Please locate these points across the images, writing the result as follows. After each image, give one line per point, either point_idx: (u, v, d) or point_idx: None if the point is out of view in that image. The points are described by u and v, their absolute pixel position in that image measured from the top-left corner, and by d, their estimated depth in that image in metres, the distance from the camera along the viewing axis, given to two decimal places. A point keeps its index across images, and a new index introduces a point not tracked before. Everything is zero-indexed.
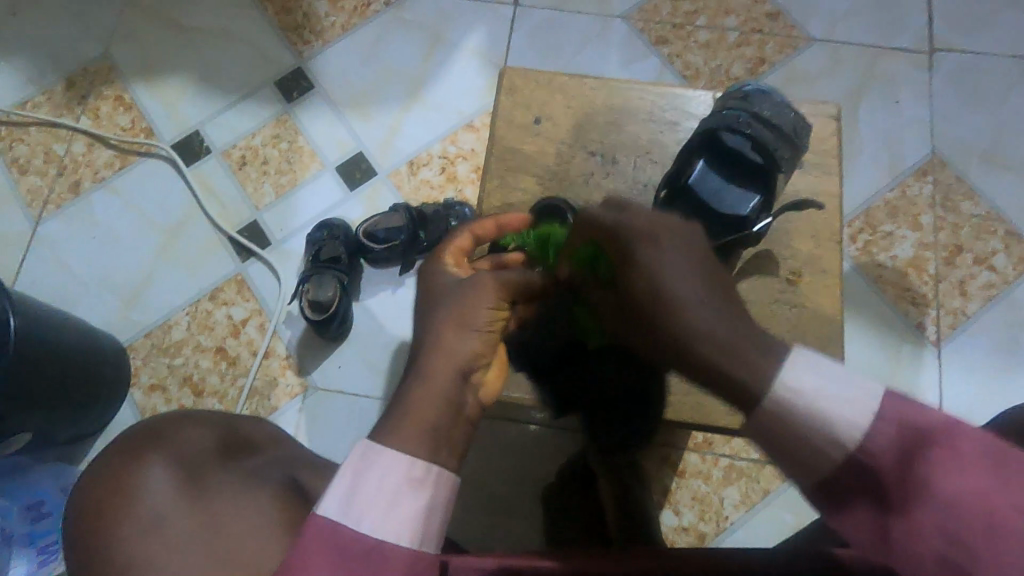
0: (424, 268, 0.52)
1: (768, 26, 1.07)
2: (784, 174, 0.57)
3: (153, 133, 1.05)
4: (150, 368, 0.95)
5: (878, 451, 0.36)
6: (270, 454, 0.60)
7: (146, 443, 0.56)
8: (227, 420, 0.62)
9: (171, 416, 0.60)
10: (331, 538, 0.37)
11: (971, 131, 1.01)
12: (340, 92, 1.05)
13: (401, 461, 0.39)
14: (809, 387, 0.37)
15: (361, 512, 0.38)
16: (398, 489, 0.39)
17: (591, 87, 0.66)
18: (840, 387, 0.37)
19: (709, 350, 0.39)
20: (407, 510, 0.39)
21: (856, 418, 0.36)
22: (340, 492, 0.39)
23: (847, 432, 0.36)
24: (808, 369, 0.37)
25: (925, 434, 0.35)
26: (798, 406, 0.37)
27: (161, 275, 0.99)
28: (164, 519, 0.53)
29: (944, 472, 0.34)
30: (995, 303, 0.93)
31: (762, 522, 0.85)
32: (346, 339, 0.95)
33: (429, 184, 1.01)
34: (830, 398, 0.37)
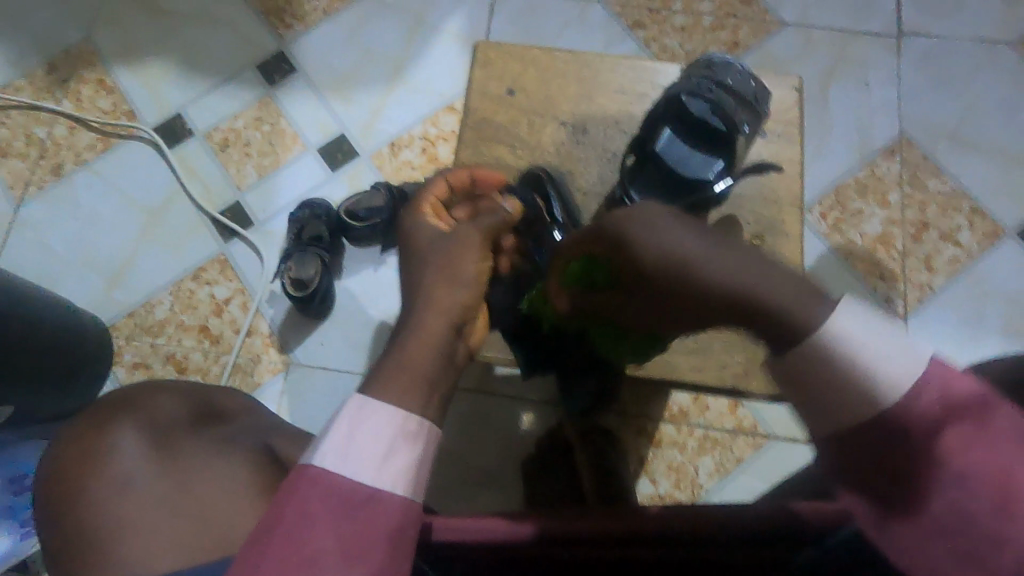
0: (403, 220, 0.53)
1: (742, 10, 1.10)
2: (745, 139, 0.58)
3: (135, 116, 1.05)
4: (134, 347, 0.96)
5: (914, 416, 0.32)
6: (243, 420, 0.61)
7: (119, 409, 0.57)
8: (201, 389, 0.62)
9: (145, 386, 0.61)
10: (324, 489, 0.35)
11: (937, 112, 1.04)
12: (322, 74, 1.07)
13: (398, 412, 0.38)
14: (855, 334, 0.33)
15: (356, 463, 0.37)
16: (394, 440, 0.38)
17: (563, 62, 0.68)
18: (886, 344, 0.33)
19: (748, 297, 0.35)
20: (401, 461, 0.38)
21: (905, 372, 0.32)
22: (332, 445, 0.37)
23: (882, 382, 0.32)
24: (852, 314, 0.33)
25: (971, 404, 0.32)
26: (841, 350, 0.33)
27: (144, 256, 1.00)
28: (133, 481, 0.53)
29: (970, 442, 0.31)
30: (960, 277, 0.97)
31: (737, 487, 0.88)
32: (328, 317, 0.96)
33: (410, 165, 1.02)
34: (875, 352, 0.33)
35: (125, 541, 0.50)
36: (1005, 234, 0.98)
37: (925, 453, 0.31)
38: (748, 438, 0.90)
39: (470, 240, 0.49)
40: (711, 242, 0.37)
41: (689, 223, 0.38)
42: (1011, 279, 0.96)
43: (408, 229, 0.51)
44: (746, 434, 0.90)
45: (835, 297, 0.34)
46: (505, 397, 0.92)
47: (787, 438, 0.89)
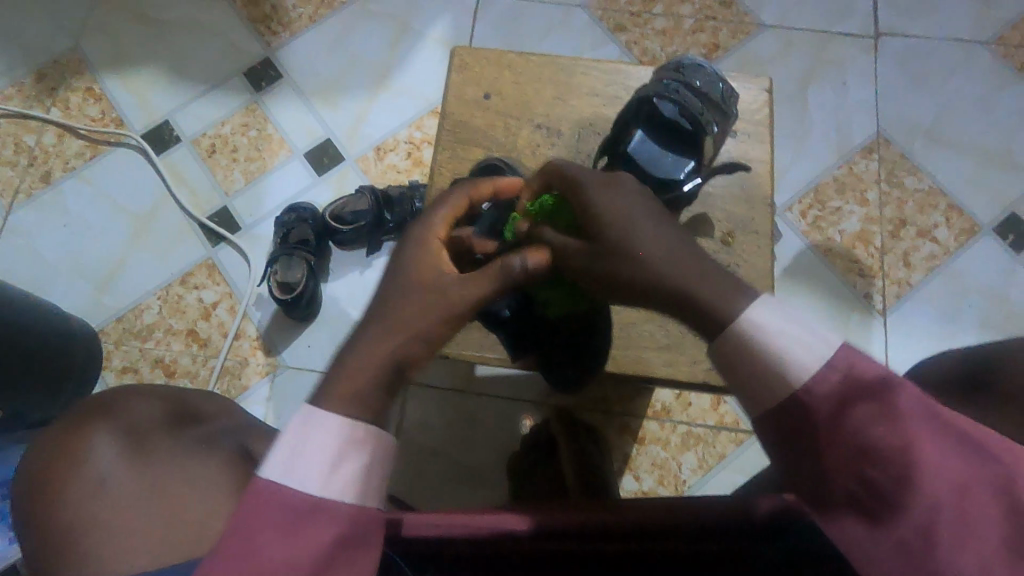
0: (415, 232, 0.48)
1: (722, 13, 1.11)
2: (715, 137, 0.60)
3: (123, 123, 1.07)
4: (122, 351, 0.97)
5: (822, 399, 0.35)
6: (220, 422, 0.62)
7: (96, 413, 0.58)
8: (178, 394, 0.64)
9: (118, 391, 0.62)
10: (271, 503, 0.36)
11: (913, 111, 1.06)
12: (308, 80, 1.08)
13: (343, 422, 0.38)
14: (772, 322, 0.37)
15: (303, 475, 0.37)
16: (340, 450, 0.38)
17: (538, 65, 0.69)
18: (801, 328, 0.36)
19: (674, 280, 0.39)
20: (348, 470, 0.38)
21: (812, 360, 0.35)
22: (280, 458, 0.37)
23: (792, 362, 0.36)
24: (770, 305, 0.37)
25: (872, 386, 0.34)
26: (756, 338, 0.37)
27: (132, 261, 1.01)
28: (111, 480, 0.54)
29: (872, 423, 0.34)
30: (937, 273, 0.98)
31: (719, 482, 0.89)
32: (314, 319, 0.97)
33: (395, 168, 1.04)
34: (789, 339, 0.36)
35: (98, 542, 0.51)
36: (982, 231, 1.00)
37: (831, 433, 0.35)
38: (730, 434, 0.91)
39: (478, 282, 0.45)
40: (662, 234, 0.41)
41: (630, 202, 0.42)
42: (988, 275, 0.98)
43: (415, 248, 0.47)
44: (729, 430, 0.91)
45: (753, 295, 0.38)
46: (489, 399, 0.93)
47: None
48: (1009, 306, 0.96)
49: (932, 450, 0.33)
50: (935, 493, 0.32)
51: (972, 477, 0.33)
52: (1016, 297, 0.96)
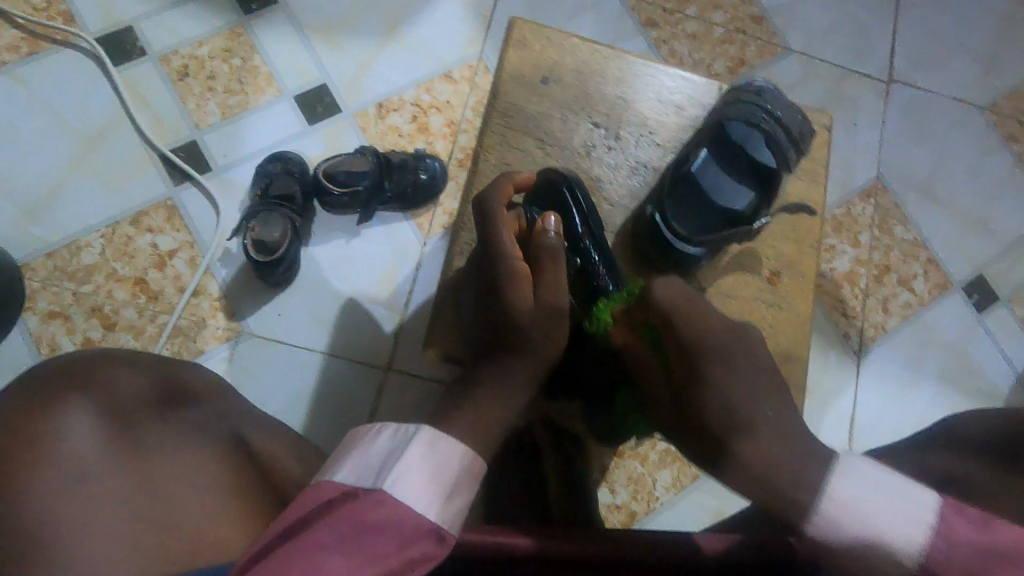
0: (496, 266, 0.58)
1: (751, 28, 1.09)
2: (790, 173, 0.59)
3: (74, 20, 0.89)
4: (50, 293, 0.82)
5: (890, 544, 0.38)
6: (210, 405, 0.57)
7: (69, 386, 0.52)
8: (160, 365, 0.58)
9: (92, 356, 0.55)
10: (389, 509, 0.40)
11: (911, 162, 1.09)
12: (308, 13, 0.95)
13: (458, 453, 0.45)
14: (841, 490, 0.40)
15: (418, 495, 0.42)
16: (451, 480, 0.44)
17: (604, 64, 0.71)
18: (859, 485, 0.40)
19: (722, 416, 0.46)
20: (455, 503, 0.43)
21: (854, 513, 0.40)
22: (398, 473, 0.42)
23: (835, 517, 0.40)
24: (844, 481, 0.41)
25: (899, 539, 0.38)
26: (833, 516, 0.40)
27: (71, 188, 0.86)
28: (87, 475, 0.49)
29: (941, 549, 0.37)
30: (909, 322, 1.03)
31: (690, 503, 0.90)
32: (289, 286, 0.87)
33: (397, 131, 0.94)
34: (859, 503, 0.40)
35: (69, 541, 0.46)
36: (952, 287, 1.05)
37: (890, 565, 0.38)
38: None
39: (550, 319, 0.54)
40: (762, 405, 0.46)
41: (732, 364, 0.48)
42: (951, 329, 1.04)
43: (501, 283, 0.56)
44: None
45: (837, 466, 0.41)
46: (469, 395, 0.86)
47: None
48: (965, 360, 1.03)
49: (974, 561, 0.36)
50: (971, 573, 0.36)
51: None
52: (972, 354, 1.03)
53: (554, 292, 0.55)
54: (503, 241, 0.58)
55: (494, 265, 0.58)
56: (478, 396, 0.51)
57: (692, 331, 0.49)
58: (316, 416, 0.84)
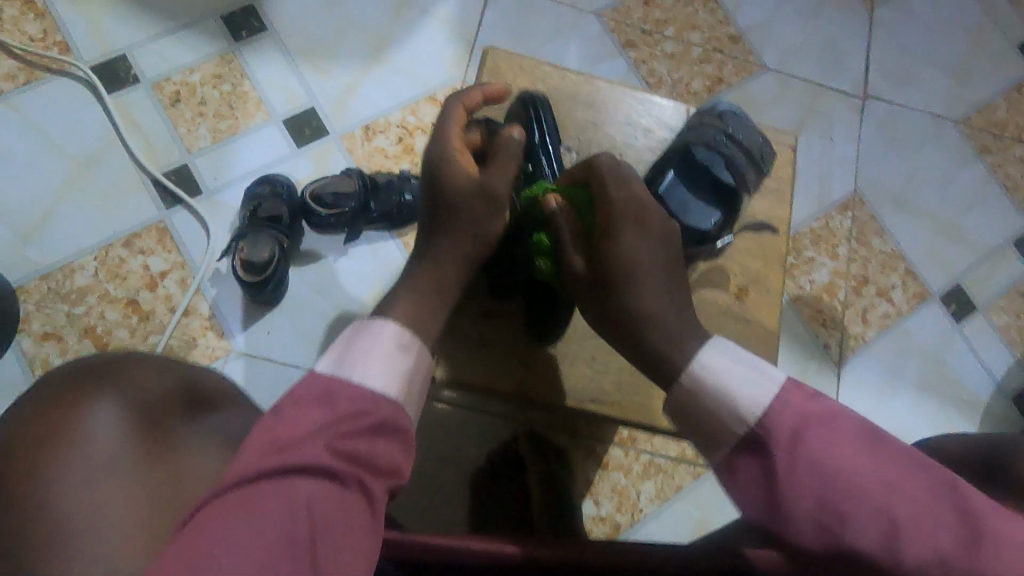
0: (435, 155, 0.56)
1: (729, 47, 1.12)
2: (750, 195, 0.61)
3: (68, 49, 0.93)
4: (44, 315, 0.85)
5: (771, 425, 0.42)
6: (234, 411, 0.57)
7: (103, 381, 0.53)
8: (174, 360, 0.59)
9: (124, 355, 0.56)
10: (324, 383, 0.40)
11: (887, 176, 1.11)
12: (296, 38, 0.98)
13: (391, 327, 0.45)
14: (715, 360, 0.46)
15: (352, 365, 0.42)
16: (391, 346, 0.44)
17: (576, 88, 0.74)
18: (743, 361, 0.45)
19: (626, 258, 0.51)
20: (398, 364, 0.43)
21: (753, 389, 0.43)
22: (330, 356, 0.43)
23: (736, 397, 0.44)
24: (719, 348, 0.47)
25: (816, 413, 0.41)
26: (708, 376, 0.45)
27: (66, 212, 0.88)
28: (104, 474, 0.49)
29: (823, 444, 0.40)
30: (888, 332, 1.05)
31: (673, 515, 0.91)
32: (278, 305, 0.89)
33: (383, 152, 0.97)
34: (730, 373, 0.45)
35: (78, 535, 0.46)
36: (930, 297, 1.07)
37: (787, 465, 0.40)
38: (689, 466, 0.93)
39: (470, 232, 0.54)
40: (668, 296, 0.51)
41: (649, 248, 0.52)
42: (930, 339, 1.05)
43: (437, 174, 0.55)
44: (688, 462, 0.93)
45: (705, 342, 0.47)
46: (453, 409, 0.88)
47: None
48: (944, 369, 1.05)
49: (875, 468, 0.39)
50: (870, 490, 0.38)
51: (917, 484, 0.38)
52: (951, 363, 1.05)
53: (489, 210, 0.55)
54: (449, 128, 0.58)
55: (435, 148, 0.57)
56: (424, 266, 0.53)
57: (630, 227, 0.52)
58: None
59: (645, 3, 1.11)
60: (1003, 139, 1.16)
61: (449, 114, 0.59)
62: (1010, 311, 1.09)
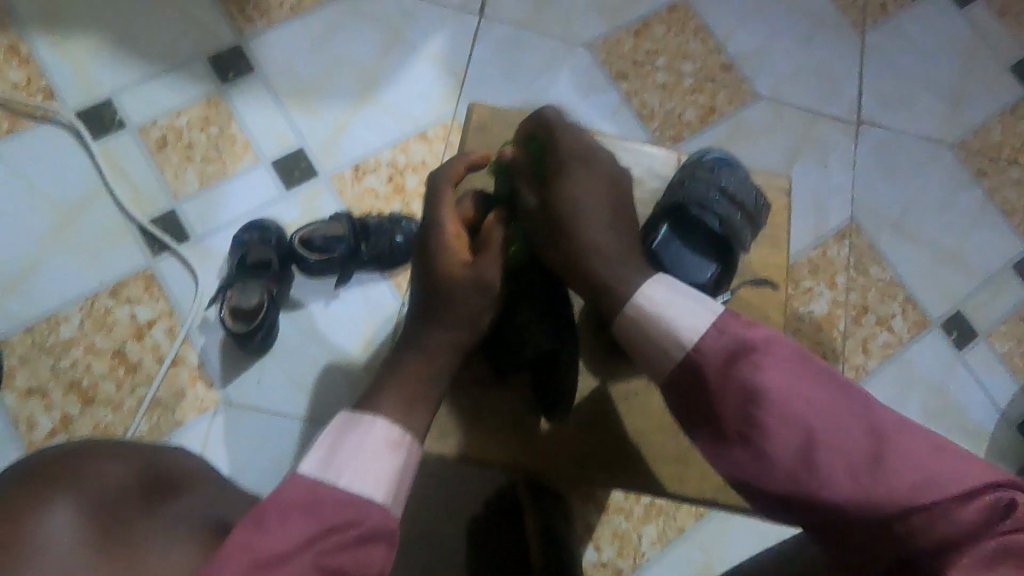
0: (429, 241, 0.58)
1: (721, 76, 1.11)
2: (745, 251, 0.60)
3: (53, 95, 0.91)
4: (29, 369, 0.83)
5: (706, 350, 0.48)
6: (193, 496, 0.58)
7: (52, 483, 0.51)
8: (142, 447, 0.60)
9: (75, 449, 0.55)
10: (310, 489, 0.44)
11: (884, 203, 1.10)
12: (284, 79, 0.97)
13: (378, 425, 0.49)
14: (659, 296, 0.52)
15: (340, 470, 0.46)
16: (377, 448, 0.48)
17: None
18: (689, 299, 0.51)
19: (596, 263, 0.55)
20: (384, 467, 0.47)
21: (697, 321, 0.50)
22: (317, 458, 0.46)
23: (675, 324, 0.50)
24: (663, 282, 0.52)
25: (747, 342, 0.48)
26: (655, 313, 0.51)
27: (50, 263, 0.86)
28: (71, 573, 0.45)
29: (756, 370, 0.46)
30: (889, 362, 1.03)
31: (676, 557, 0.89)
32: (268, 352, 0.87)
33: (374, 192, 0.95)
34: (676, 306, 0.51)
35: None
36: (931, 325, 1.06)
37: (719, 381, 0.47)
38: (692, 506, 0.91)
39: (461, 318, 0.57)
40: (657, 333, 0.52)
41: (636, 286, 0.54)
42: (932, 368, 1.04)
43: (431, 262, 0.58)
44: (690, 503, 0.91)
45: (649, 278, 0.53)
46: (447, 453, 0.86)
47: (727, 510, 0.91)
48: (947, 398, 1.03)
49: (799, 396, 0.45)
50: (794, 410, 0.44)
51: (829, 402, 0.45)
52: (954, 392, 1.03)
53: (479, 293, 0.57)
54: (440, 211, 0.59)
55: (428, 234, 0.59)
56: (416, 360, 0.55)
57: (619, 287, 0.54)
58: None
59: (636, 33, 1.10)
60: (999, 161, 1.15)
61: (439, 194, 0.60)
62: (1012, 337, 1.07)
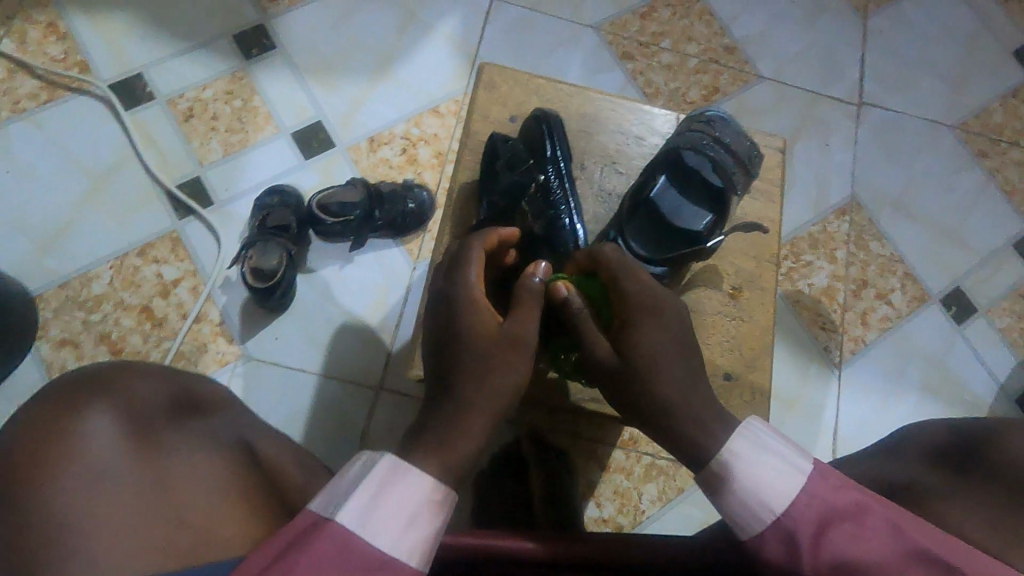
0: (455, 294, 0.54)
1: (724, 58, 1.15)
2: (739, 198, 0.63)
3: (89, 69, 0.97)
4: (62, 322, 0.88)
5: (795, 514, 0.42)
6: (222, 416, 0.62)
7: (95, 391, 0.56)
8: (175, 374, 0.63)
9: (116, 368, 0.60)
10: (344, 546, 0.37)
11: (885, 181, 1.13)
12: (304, 55, 1.02)
13: (424, 481, 0.42)
14: (744, 452, 0.46)
15: (376, 527, 0.39)
16: (420, 505, 0.41)
17: (571, 98, 0.77)
18: (773, 453, 0.45)
19: (653, 350, 0.52)
20: (424, 530, 0.40)
21: (779, 493, 0.43)
22: (356, 506, 0.39)
23: (762, 486, 0.44)
24: (747, 440, 0.46)
25: (840, 507, 0.41)
26: (735, 469, 0.45)
27: (82, 223, 0.92)
28: (105, 474, 0.52)
29: (848, 538, 0.40)
30: (889, 334, 1.05)
31: (676, 515, 0.92)
32: (286, 311, 0.92)
33: (388, 163, 1.00)
34: (761, 468, 0.45)
35: (82, 534, 0.49)
36: (930, 300, 1.08)
37: (809, 545, 0.40)
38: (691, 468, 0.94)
39: (508, 371, 0.50)
40: (683, 376, 0.51)
41: (668, 344, 0.52)
42: (932, 342, 1.06)
43: (457, 314, 0.53)
44: None
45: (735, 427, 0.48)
46: None
47: None
48: (945, 371, 1.05)
49: (893, 559, 0.38)
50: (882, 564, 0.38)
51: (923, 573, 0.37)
52: (954, 366, 1.05)
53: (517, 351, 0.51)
54: (467, 270, 0.55)
55: (454, 291, 0.54)
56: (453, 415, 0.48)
57: (649, 330, 0.53)
58: (312, 434, 0.87)
59: (642, 16, 1.14)
60: (1000, 143, 1.17)
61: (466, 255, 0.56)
62: (1012, 313, 1.09)
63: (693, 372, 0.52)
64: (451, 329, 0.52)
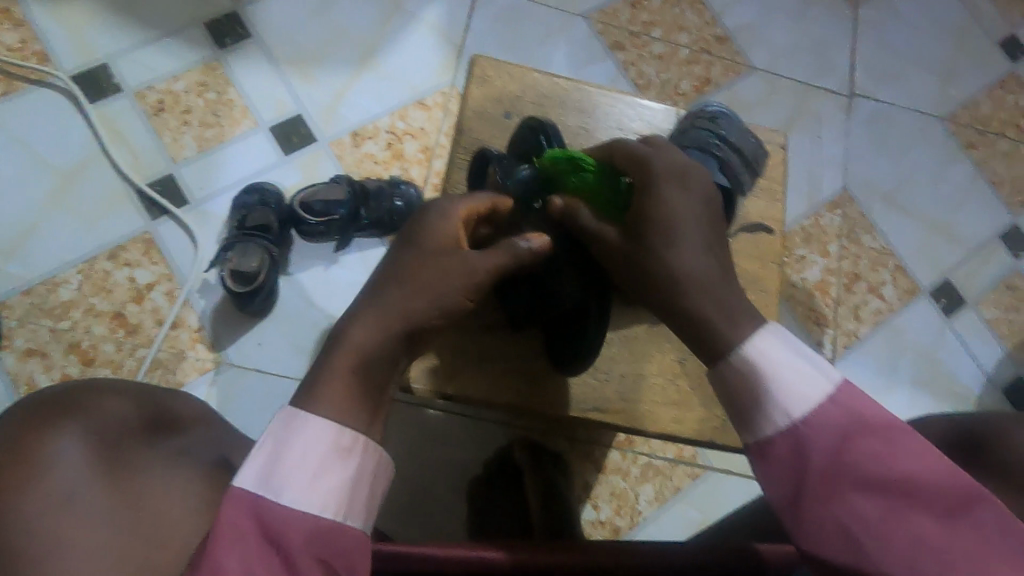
0: (426, 216, 0.51)
1: (716, 48, 1.12)
2: (743, 198, 0.62)
3: (48, 59, 0.91)
4: (27, 330, 0.83)
5: (818, 417, 0.41)
6: (200, 431, 0.58)
7: (60, 413, 0.52)
8: (143, 389, 0.58)
9: (80, 389, 0.55)
10: (252, 511, 0.38)
11: (876, 173, 1.12)
12: (282, 44, 0.97)
13: (328, 428, 0.40)
14: (772, 351, 0.43)
15: (283, 484, 0.39)
16: (325, 456, 0.40)
17: (567, 93, 0.74)
18: (806, 362, 0.43)
19: (670, 241, 0.48)
20: (334, 478, 0.40)
21: (804, 398, 0.42)
22: (259, 467, 0.40)
23: (793, 389, 0.42)
24: (778, 342, 0.44)
25: (866, 418, 0.40)
26: (758, 364, 0.43)
27: (44, 225, 0.86)
28: (73, 497, 0.48)
29: (872, 451, 0.39)
30: (881, 328, 1.05)
31: (673, 515, 0.91)
32: (268, 314, 0.88)
33: (373, 158, 0.95)
34: (791, 370, 0.43)
35: (50, 560, 0.45)
36: (921, 293, 1.08)
37: (824, 449, 0.40)
38: (688, 467, 0.93)
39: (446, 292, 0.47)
40: (707, 269, 0.47)
41: (687, 234, 0.48)
42: (922, 334, 1.06)
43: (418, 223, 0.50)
44: (687, 463, 0.93)
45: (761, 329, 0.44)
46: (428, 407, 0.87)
47: (721, 470, 0.93)
48: (935, 363, 1.05)
49: (918, 475, 0.38)
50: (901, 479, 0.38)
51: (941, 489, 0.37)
52: (943, 358, 1.06)
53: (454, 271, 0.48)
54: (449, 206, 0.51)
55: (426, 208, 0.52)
56: (368, 314, 0.46)
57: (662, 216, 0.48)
58: None
59: (632, 4, 1.11)
60: (988, 134, 1.17)
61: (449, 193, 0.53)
62: (999, 305, 1.10)
63: (720, 263, 0.48)
64: (409, 238, 0.50)
